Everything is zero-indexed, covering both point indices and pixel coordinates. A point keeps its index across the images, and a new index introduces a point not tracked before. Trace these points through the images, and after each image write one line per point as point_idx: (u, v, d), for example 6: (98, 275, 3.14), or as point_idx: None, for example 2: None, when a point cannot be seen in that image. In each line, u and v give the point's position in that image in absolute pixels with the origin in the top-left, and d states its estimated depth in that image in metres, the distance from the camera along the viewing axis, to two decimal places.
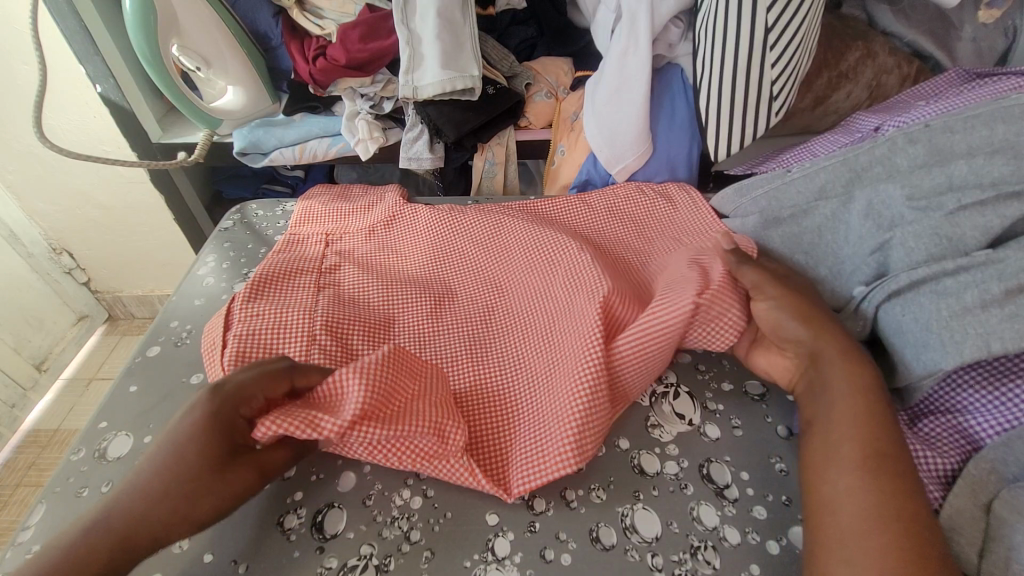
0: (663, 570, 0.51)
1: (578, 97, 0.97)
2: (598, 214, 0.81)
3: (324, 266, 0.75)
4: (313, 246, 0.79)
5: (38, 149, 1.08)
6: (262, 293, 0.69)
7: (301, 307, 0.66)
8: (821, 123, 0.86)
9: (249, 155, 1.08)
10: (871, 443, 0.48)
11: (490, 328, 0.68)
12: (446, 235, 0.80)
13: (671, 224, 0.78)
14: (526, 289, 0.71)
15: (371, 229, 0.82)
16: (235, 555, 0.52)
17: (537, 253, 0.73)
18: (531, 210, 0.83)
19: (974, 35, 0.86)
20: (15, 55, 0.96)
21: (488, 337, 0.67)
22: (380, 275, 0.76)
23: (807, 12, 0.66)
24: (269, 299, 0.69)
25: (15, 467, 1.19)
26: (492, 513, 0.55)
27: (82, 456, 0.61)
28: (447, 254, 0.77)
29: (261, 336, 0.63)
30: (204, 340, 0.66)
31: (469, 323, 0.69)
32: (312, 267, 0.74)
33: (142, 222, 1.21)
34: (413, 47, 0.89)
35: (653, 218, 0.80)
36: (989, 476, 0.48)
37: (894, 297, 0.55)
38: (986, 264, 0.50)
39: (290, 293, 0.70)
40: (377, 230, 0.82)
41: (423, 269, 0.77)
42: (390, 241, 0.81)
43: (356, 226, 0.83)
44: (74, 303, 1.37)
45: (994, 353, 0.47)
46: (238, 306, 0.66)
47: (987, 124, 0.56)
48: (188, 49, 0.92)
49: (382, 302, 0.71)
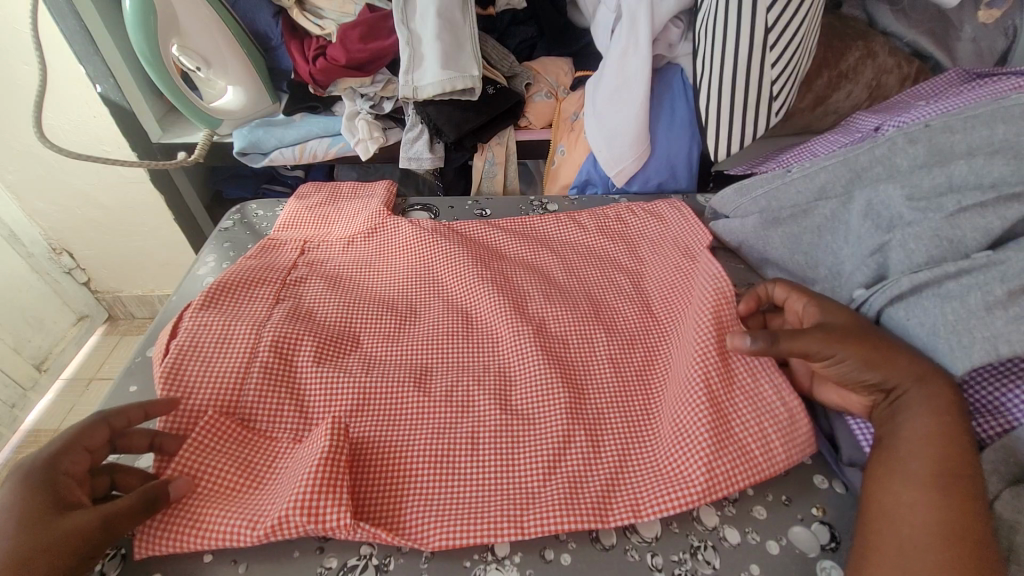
0: (663, 570, 0.51)
1: (578, 97, 0.97)
2: (595, 235, 0.81)
3: (289, 278, 0.75)
4: (291, 252, 0.80)
5: (38, 149, 1.08)
6: (217, 302, 0.69)
7: (247, 327, 0.66)
8: (820, 123, 0.86)
9: (248, 155, 1.07)
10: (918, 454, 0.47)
11: (447, 357, 0.66)
12: (427, 250, 0.79)
13: (660, 239, 0.78)
14: (492, 318, 0.70)
15: (350, 240, 0.82)
16: (235, 555, 0.52)
17: (505, 289, 0.72)
18: (526, 228, 0.83)
19: (974, 35, 0.86)
20: (16, 55, 0.96)
21: (445, 365, 0.65)
22: (371, 280, 0.77)
23: (807, 12, 0.66)
24: (223, 309, 0.69)
25: (14, 467, 1.18)
26: None
27: None
28: (427, 279, 0.77)
29: (202, 349, 0.63)
30: (156, 352, 0.67)
31: (426, 349, 0.67)
32: (277, 277, 0.74)
33: (142, 222, 1.21)
34: (413, 47, 0.89)
35: (649, 226, 0.81)
36: (990, 477, 0.48)
37: (896, 302, 0.54)
38: (988, 266, 0.50)
39: (246, 304, 0.70)
40: (358, 241, 0.82)
41: (398, 285, 0.76)
42: (371, 253, 0.81)
43: (338, 235, 0.83)
44: (74, 303, 1.38)
45: (1002, 356, 0.47)
46: (188, 318, 0.67)
47: (987, 124, 0.56)
48: (188, 49, 0.92)
49: (341, 320, 0.70)
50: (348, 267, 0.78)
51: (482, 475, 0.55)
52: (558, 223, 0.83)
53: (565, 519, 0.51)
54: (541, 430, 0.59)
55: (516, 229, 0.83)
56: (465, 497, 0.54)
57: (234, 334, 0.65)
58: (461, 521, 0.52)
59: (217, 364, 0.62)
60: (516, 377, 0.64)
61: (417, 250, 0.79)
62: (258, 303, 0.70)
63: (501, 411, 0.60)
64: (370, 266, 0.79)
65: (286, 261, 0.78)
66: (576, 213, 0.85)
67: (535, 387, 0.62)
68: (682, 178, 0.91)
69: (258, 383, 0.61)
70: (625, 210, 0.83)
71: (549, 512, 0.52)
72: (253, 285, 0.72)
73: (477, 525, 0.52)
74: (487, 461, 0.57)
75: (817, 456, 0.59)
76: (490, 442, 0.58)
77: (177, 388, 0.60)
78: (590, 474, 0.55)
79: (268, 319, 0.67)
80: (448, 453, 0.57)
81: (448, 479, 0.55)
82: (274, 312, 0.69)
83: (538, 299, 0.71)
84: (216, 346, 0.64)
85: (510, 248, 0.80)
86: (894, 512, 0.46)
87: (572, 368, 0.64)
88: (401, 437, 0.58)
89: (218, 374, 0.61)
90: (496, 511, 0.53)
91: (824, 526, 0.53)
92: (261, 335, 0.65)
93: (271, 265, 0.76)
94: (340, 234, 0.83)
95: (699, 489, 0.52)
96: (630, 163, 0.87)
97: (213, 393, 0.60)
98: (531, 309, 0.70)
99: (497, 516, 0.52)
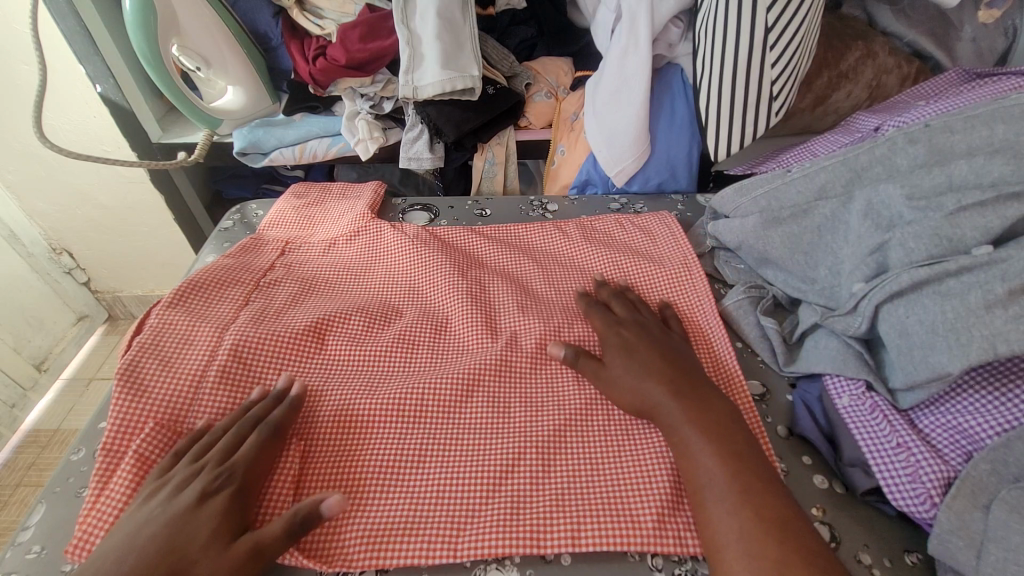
0: (663, 570, 0.51)
1: (578, 97, 0.97)
2: (579, 243, 0.81)
3: (262, 280, 0.75)
4: (269, 253, 0.80)
5: (37, 148, 1.08)
6: (185, 300, 0.70)
7: (209, 330, 0.66)
8: (820, 123, 0.86)
9: (249, 155, 1.08)
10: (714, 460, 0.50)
11: (409, 371, 0.66)
12: (406, 259, 0.79)
13: (659, 248, 0.79)
14: (462, 332, 0.70)
15: (331, 243, 0.83)
16: None
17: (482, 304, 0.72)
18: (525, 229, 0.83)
19: (974, 35, 0.86)
20: (16, 55, 0.96)
21: (405, 380, 0.64)
22: (364, 282, 0.78)
23: (807, 12, 0.66)
24: (190, 308, 0.69)
25: (15, 467, 1.19)
26: None
27: (81, 456, 0.61)
28: (407, 290, 0.77)
29: (164, 350, 0.64)
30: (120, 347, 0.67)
31: (388, 365, 0.67)
32: (250, 278, 0.75)
33: (143, 222, 1.21)
34: (413, 47, 0.89)
35: (632, 239, 0.81)
36: (989, 478, 0.47)
37: (896, 297, 0.54)
38: (989, 264, 0.49)
39: (213, 305, 0.70)
40: (339, 244, 0.83)
41: (376, 291, 0.76)
42: (370, 254, 0.81)
43: (318, 238, 0.84)
44: (74, 302, 1.38)
45: (999, 355, 0.47)
46: (155, 314, 0.67)
47: (987, 124, 0.56)
48: (188, 48, 0.92)
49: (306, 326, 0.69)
50: (353, 269, 0.79)
51: (425, 493, 0.55)
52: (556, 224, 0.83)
53: (501, 542, 0.51)
54: (494, 450, 0.58)
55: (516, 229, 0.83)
56: (405, 514, 0.53)
57: (196, 337, 0.65)
58: (396, 541, 0.52)
59: (176, 367, 0.62)
60: (477, 391, 0.63)
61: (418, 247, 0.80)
62: (226, 303, 0.70)
63: (455, 427, 0.60)
64: (372, 268, 0.80)
65: (263, 264, 0.78)
66: (565, 223, 0.85)
67: (493, 403, 0.62)
68: (682, 179, 0.91)
69: (214, 390, 0.61)
70: (614, 224, 0.84)
71: (485, 534, 0.52)
72: (223, 286, 0.72)
73: (410, 544, 0.51)
74: (433, 477, 0.56)
75: (817, 457, 0.59)
76: (440, 458, 0.57)
77: (131, 387, 0.60)
78: (534, 497, 0.54)
79: (232, 322, 0.68)
80: (396, 469, 0.56)
81: (389, 496, 0.55)
82: (239, 316, 0.69)
83: (516, 305, 0.72)
84: (178, 347, 0.64)
85: (510, 248, 0.80)
86: (714, 523, 0.47)
87: (531, 388, 0.63)
88: (354, 456, 0.57)
89: (175, 378, 0.61)
90: (431, 532, 0.52)
91: (825, 525, 0.53)
92: (223, 338, 0.65)
93: (245, 265, 0.77)
94: (340, 234, 0.83)
95: (644, 533, 0.51)
96: (630, 163, 0.87)
97: (166, 394, 0.60)
98: (503, 321, 0.70)
99: (432, 537, 0.52)
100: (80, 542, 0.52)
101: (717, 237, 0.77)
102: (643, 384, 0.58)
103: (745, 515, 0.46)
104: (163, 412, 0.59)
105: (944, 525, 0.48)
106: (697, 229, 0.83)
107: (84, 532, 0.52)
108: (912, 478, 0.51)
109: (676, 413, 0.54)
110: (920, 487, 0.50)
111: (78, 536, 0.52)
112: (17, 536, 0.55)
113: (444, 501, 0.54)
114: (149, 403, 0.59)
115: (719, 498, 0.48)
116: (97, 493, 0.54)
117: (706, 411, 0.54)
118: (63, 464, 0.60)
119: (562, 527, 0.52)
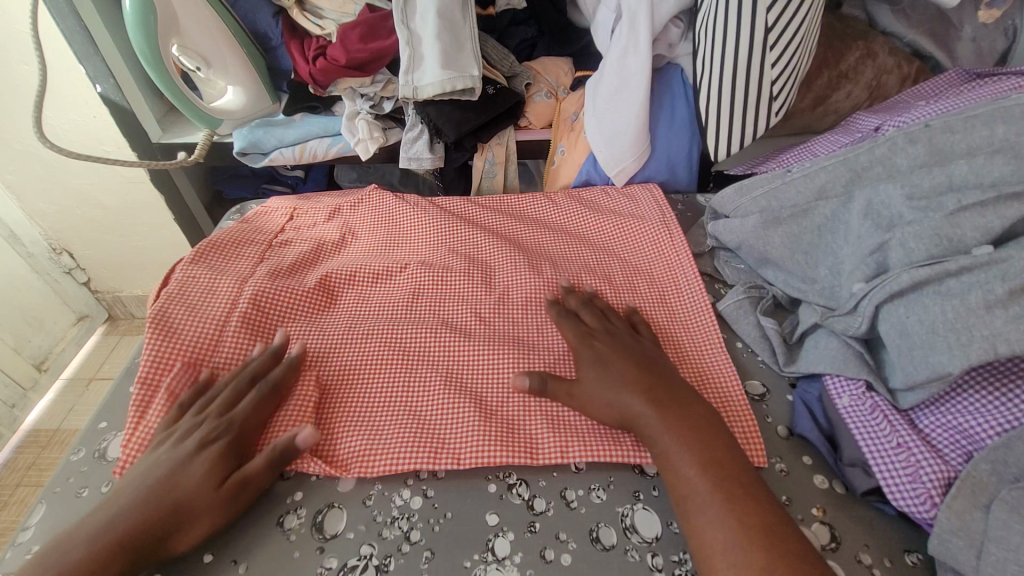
0: (663, 570, 0.51)
1: (578, 97, 0.97)
2: (566, 210, 0.86)
3: (274, 241, 0.81)
4: (277, 219, 0.86)
5: (37, 148, 1.08)
6: (205, 258, 0.75)
7: (231, 281, 0.71)
8: (820, 123, 0.86)
9: (249, 155, 1.08)
10: (709, 467, 0.51)
11: (412, 311, 0.71)
12: (408, 249, 0.81)
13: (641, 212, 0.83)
14: (462, 284, 0.73)
15: (336, 209, 0.88)
16: (235, 555, 0.52)
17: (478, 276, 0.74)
18: (525, 228, 0.83)
19: (975, 35, 0.86)
20: (16, 55, 0.96)
21: (409, 323, 0.69)
22: (359, 244, 0.82)
23: (807, 12, 0.66)
24: (211, 264, 0.74)
25: (15, 467, 1.19)
26: (449, 510, 0.55)
27: (82, 456, 0.61)
28: (408, 250, 0.81)
29: (189, 299, 0.68)
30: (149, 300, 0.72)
31: (392, 311, 0.71)
32: (264, 239, 0.81)
33: (142, 222, 1.21)
34: (413, 47, 0.89)
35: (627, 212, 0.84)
36: (989, 478, 0.47)
37: (896, 298, 0.54)
38: (989, 265, 0.49)
39: (230, 262, 0.75)
40: (344, 210, 0.88)
41: (382, 254, 0.80)
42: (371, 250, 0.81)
43: (322, 206, 0.88)
44: (74, 303, 1.38)
45: (1000, 355, 0.47)
46: (179, 270, 0.72)
47: (987, 124, 0.56)
48: (188, 48, 0.92)
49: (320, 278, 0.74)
50: (354, 255, 0.80)
51: (429, 408, 0.60)
52: (555, 225, 0.84)
53: (499, 452, 0.57)
54: (491, 377, 0.63)
55: (517, 230, 0.83)
56: (411, 426, 0.59)
57: (218, 287, 0.70)
58: (401, 449, 0.57)
59: (202, 312, 0.67)
60: (477, 333, 0.68)
61: (418, 247, 0.81)
62: (242, 260, 0.76)
63: (455, 356, 0.65)
64: (376, 255, 0.80)
65: (269, 233, 0.82)
66: (556, 195, 0.89)
67: (491, 336, 0.67)
68: (682, 178, 0.91)
69: (237, 333, 0.65)
70: (599, 192, 0.89)
71: (482, 448, 0.57)
72: (240, 246, 0.78)
73: (415, 453, 0.57)
74: (434, 397, 0.61)
75: (817, 457, 0.59)
76: (441, 382, 0.63)
77: (162, 327, 0.64)
78: (530, 413, 0.60)
79: (250, 276, 0.72)
80: (402, 392, 0.62)
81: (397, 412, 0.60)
82: (256, 270, 0.73)
83: (511, 279, 0.73)
84: (203, 296, 0.68)
85: (513, 247, 0.80)
86: (703, 531, 0.48)
87: (525, 333, 0.68)
88: (363, 379, 0.63)
89: (201, 321, 0.66)
90: (434, 442, 0.58)
91: (825, 526, 0.53)
92: (243, 287, 0.70)
93: (258, 229, 0.83)
94: (341, 232, 0.83)
95: (627, 449, 0.57)
96: (630, 163, 0.87)
97: (194, 335, 0.65)
98: (497, 279, 0.74)
99: (434, 449, 0.57)
100: (127, 462, 0.57)
101: (717, 237, 0.77)
102: (624, 389, 0.57)
103: (730, 521, 0.47)
104: (192, 348, 0.64)
105: (944, 525, 0.48)
106: (697, 230, 0.83)
107: (127, 455, 0.57)
108: (912, 478, 0.51)
109: (655, 423, 0.54)
110: (920, 488, 0.50)
111: (123, 456, 0.57)
112: (18, 536, 0.55)
113: (446, 414, 0.60)
114: (178, 342, 0.64)
115: (710, 507, 0.48)
116: (135, 421, 0.59)
117: (699, 415, 0.55)
118: (64, 464, 0.60)
119: (554, 443, 0.57)
